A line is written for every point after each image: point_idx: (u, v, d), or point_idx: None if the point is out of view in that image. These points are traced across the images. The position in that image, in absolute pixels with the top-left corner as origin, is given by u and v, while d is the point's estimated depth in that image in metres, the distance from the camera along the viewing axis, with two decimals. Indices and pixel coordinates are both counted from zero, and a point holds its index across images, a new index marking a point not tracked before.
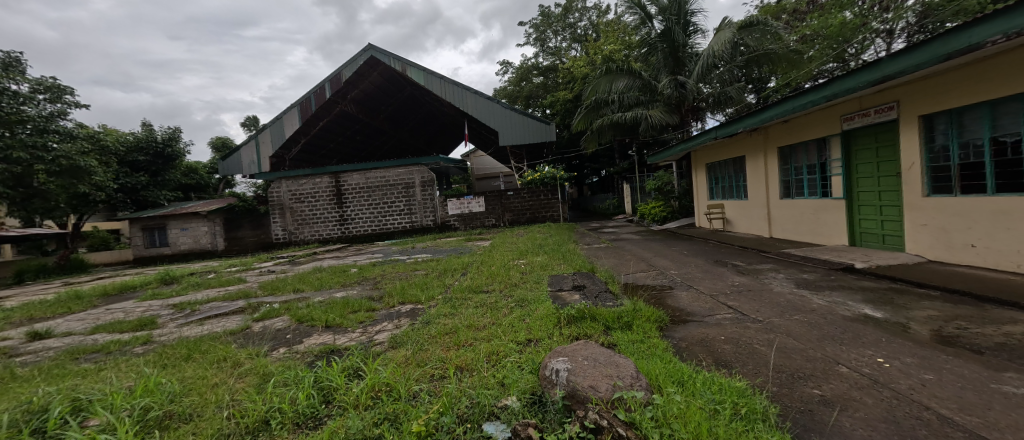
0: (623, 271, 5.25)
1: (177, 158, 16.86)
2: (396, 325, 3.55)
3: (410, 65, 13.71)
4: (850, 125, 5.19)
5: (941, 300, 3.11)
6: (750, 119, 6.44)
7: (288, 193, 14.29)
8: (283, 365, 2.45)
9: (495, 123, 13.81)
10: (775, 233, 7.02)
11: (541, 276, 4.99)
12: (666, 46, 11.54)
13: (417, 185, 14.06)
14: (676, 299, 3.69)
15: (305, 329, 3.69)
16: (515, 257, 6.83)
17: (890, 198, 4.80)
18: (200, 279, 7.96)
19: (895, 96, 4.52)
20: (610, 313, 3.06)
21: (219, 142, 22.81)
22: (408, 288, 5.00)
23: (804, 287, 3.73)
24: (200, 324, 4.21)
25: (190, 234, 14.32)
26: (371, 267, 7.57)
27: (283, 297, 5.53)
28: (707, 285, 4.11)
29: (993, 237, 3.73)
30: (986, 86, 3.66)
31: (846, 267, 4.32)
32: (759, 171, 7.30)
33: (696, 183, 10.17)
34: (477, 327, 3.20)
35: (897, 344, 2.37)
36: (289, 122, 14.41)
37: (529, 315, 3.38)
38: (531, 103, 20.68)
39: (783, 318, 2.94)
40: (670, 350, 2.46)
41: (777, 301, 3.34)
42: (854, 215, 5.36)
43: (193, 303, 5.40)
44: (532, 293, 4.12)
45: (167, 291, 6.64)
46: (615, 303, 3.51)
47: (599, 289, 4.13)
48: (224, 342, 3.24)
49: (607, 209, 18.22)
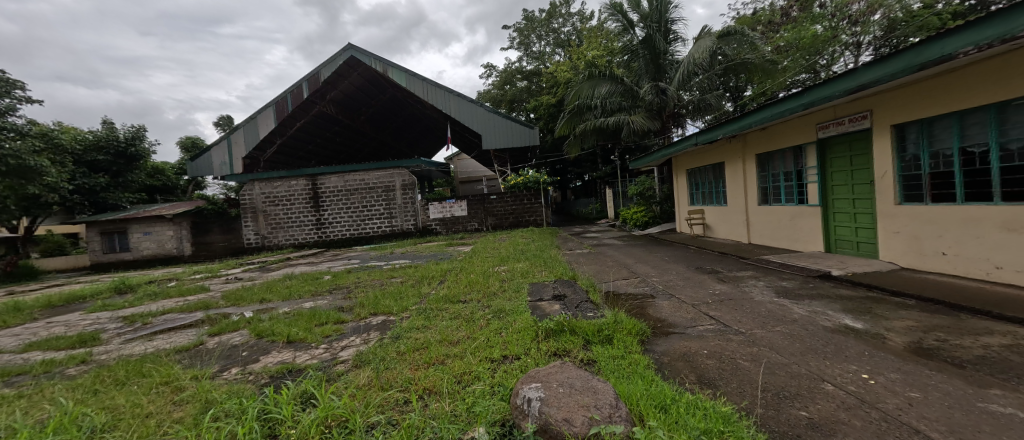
0: (604, 278, 5.14)
1: (140, 158, 16.04)
2: (364, 339, 3.33)
3: (392, 67, 13.39)
4: (825, 134, 5.24)
5: (917, 308, 3.11)
6: (729, 126, 6.48)
7: (261, 196, 13.74)
8: (229, 393, 2.22)
9: (478, 126, 13.63)
10: (753, 239, 7.07)
11: (521, 284, 4.84)
12: (647, 52, 11.66)
13: (397, 188, 13.73)
14: (657, 309, 3.60)
15: (263, 346, 3.44)
16: (495, 263, 6.66)
17: (864, 205, 4.85)
18: (158, 288, 7.48)
19: (868, 105, 4.59)
20: (591, 326, 2.92)
21: (188, 142, 21.84)
22: (381, 298, 4.76)
23: (784, 295, 3.68)
24: (148, 341, 3.94)
25: (153, 239, 13.55)
26: (345, 274, 7.26)
27: (246, 308, 5.22)
28: (688, 294, 4.04)
29: (963, 245, 3.78)
30: (955, 96, 3.71)
31: (823, 274, 4.33)
32: (738, 177, 7.37)
33: (676, 189, 10.23)
34: (451, 342, 3.03)
35: (879, 358, 2.31)
36: (263, 121, 13.69)
37: (507, 328, 3.22)
38: (515, 107, 20.62)
39: (765, 329, 2.87)
40: (652, 367, 2.34)
41: (759, 311, 3.28)
42: (828, 222, 5.42)
43: (145, 316, 5.06)
44: (511, 303, 3.97)
45: (120, 302, 6.20)
46: (595, 313, 3.38)
47: (579, 299, 4.00)
48: (172, 364, 2.99)
49: (590, 214, 18.28)
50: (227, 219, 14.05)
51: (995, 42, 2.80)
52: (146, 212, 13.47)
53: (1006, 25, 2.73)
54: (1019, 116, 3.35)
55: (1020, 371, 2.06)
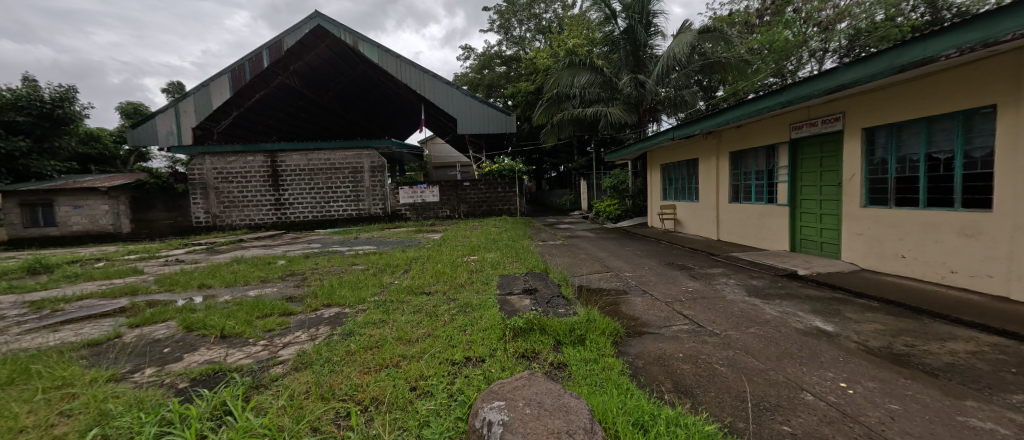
0: (577, 272, 4.98)
1: (70, 123, 14.42)
2: (310, 335, 3.00)
3: (362, 40, 12.53)
4: (799, 134, 5.27)
5: (882, 311, 3.11)
6: (706, 121, 6.44)
7: (212, 171, 12.66)
8: (130, 408, 1.86)
9: (451, 109, 13.09)
10: (722, 236, 7.16)
11: (491, 276, 4.60)
12: (628, 44, 11.54)
13: (365, 170, 13.03)
14: (631, 306, 3.47)
15: (191, 342, 3.05)
16: (465, 252, 6.36)
17: (831, 207, 4.92)
18: (81, 269, 6.72)
19: (842, 107, 4.61)
20: (563, 325, 2.73)
21: (130, 108, 19.88)
22: (336, 287, 4.38)
23: (755, 295, 3.63)
24: (50, 333, 3.46)
25: (84, 214, 12.24)
26: (302, 259, 6.74)
27: (182, 294, 4.71)
28: (662, 291, 3.94)
29: (922, 249, 3.86)
30: (926, 102, 3.75)
31: (790, 274, 4.35)
32: (711, 173, 7.39)
33: (650, 183, 10.25)
34: (408, 340, 2.74)
35: (854, 364, 2.22)
36: (217, 89, 12.53)
37: (472, 325, 2.96)
38: (492, 93, 20.09)
39: (739, 331, 2.77)
40: (627, 373, 2.16)
41: (732, 311, 3.19)
42: (795, 222, 5.49)
43: (56, 301, 4.51)
44: (479, 297, 3.73)
45: (30, 285, 5.50)
46: (568, 311, 3.20)
47: (551, 294, 3.81)
48: (70, 364, 2.57)
49: (563, 205, 18.25)
50: (173, 195, 12.89)
51: (978, 46, 2.79)
52: (77, 184, 12.14)
53: (990, 28, 2.72)
54: (985, 125, 3.40)
55: (991, 381, 2.02)
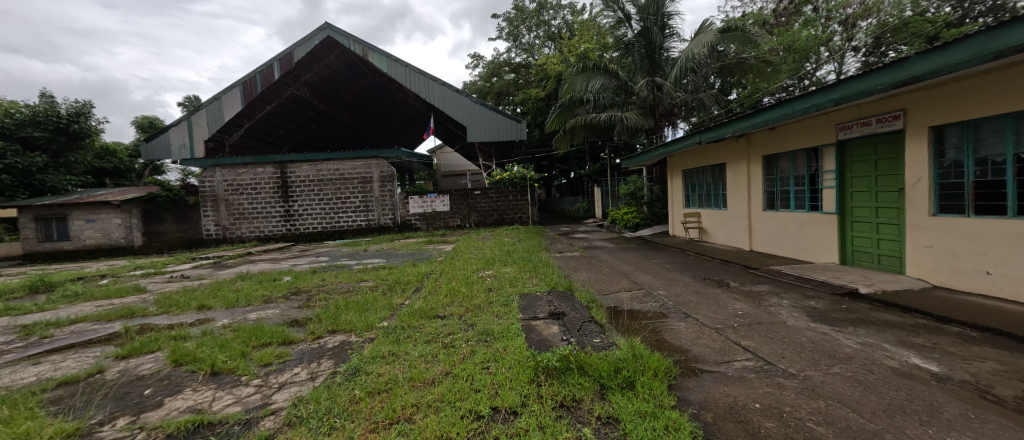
0: (604, 290, 4.50)
1: (84, 137, 14.50)
2: (312, 372, 2.63)
3: (373, 49, 12.34)
4: (847, 135, 4.78)
5: (986, 342, 2.58)
6: (738, 123, 5.95)
7: (222, 183, 12.51)
8: None
9: (462, 117, 12.79)
10: (756, 246, 6.63)
11: (511, 296, 4.15)
12: (644, 47, 11.13)
13: (374, 180, 12.77)
14: (675, 334, 3.01)
15: (176, 380, 2.69)
16: (479, 267, 5.94)
17: (888, 215, 4.40)
18: (84, 287, 6.46)
19: (901, 104, 4.12)
20: (606, 363, 2.30)
21: (145, 122, 20.05)
22: (341, 310, 3.97)
23: (820, 320, 3.11)
24: (28, 366, 3.15)
25: (97, 227, 12.19)
26: (309, 275, 6.38)
27: (179, 318, 4.38)
28: (707, 314, 3.46)
29: (1012, 264, 3.33)
30: (1011, 95, 3.27)
31: (851, 292, 3.82)
32: (741, 178, 6.89)
33: (671, 189, 9.75)
34: (424, 382, 2.33)
35: (993, 426, 1.72)
36: (229, 102, 12.44)
37: (496, 362, 2.54)
38: (502, 100, 19.82)
39: (819, 370, 2.29)
40: (699, 437, 1.71)
41: (800, 343, 2.68)
42: (845, 232, 4.97)
43: (47, 327, 4.26)
44: (499, 323, 3.30)
45: (30, 306, 5.30)
46: (605, 343, 2.74)
47: (581, 319, 3.35)
48: (31, 413, 2.24)
49: (576, 213, 17.78)
50: (183, 207, 12.76)
51: None
52: (90, 198, 12.11)
53: None
54: None
55: None
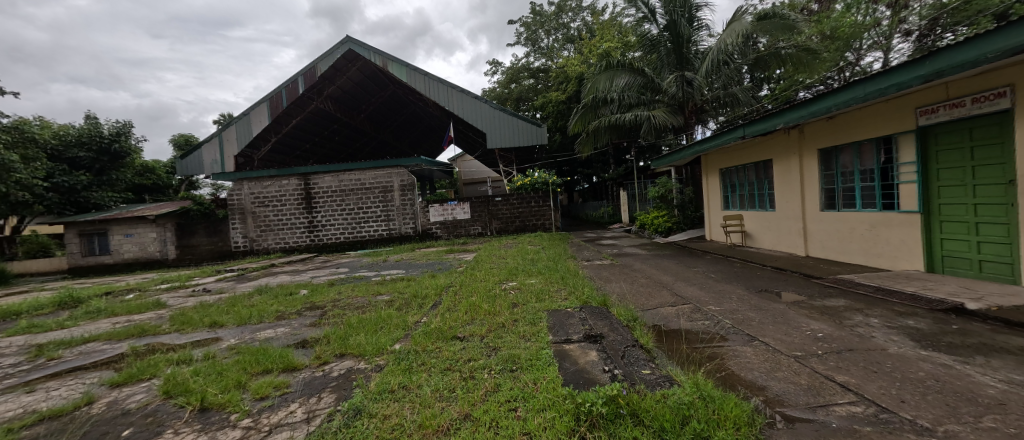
0: (645, 305, 3.95)
1: (125, 156, 15.13)
2: (309, 411, 2.23)
3: (392, 59, 12.24)
4: (931, 119, 4.06)
5: None
6: (792, 113, 5.24)
7: (249, 196, 12.62)
8: None
9: (483, 123, 12.48)
10: (812, 251, 5.89)
11: (537, 312, 3.67)
12: (670, 41, 10.51)
13: (395, 189, 12.63)
14: (744, 365, 2.44)
15: (160, 418, 2.35)
16: (502, 278, 5.51)
17: (991, 212, 3.67)
18: (108, 303, 6.43)
19: (1008, 78, 3.43)
20: (667, 410, 1.79)
21: (182, 140, 20.90)
22: (352, 330, 3.60)
23: (929, 346, 2.48)
24: (21, 395, 2.91)
25: (134, 242, 12.56)
26: (326, 288, 6.11)
27: (189, 336, 4.13)
28: (777, 337, 2.87)
29: None
30: None
31: (959, 309, 3.11)
32: (792, 174, 6.17)
33: (707, 190, 9.02)
34: (436, 431, 1.87)
35: None
36: (256, 118, 12.59)
37: (524, 402, 2.06)
38: (521, 106, 19.49)
39: (964, 424, 1.69)
40: None
41: (918, 379, 2.07)
42: (932, 234, 4.21)
43: (58, 347, 4.09)
44: (525, 347, 2.84)
45: (55, 323, 5.25)
46: (659, 377, 2.22)
47: (622, 342, 2.84)
48: None
49: (602, 217, 17.12)
50: (213, 220, 12.97)
51: None
52: (128, 213, 12.49)
53: None
54: None
55: None
